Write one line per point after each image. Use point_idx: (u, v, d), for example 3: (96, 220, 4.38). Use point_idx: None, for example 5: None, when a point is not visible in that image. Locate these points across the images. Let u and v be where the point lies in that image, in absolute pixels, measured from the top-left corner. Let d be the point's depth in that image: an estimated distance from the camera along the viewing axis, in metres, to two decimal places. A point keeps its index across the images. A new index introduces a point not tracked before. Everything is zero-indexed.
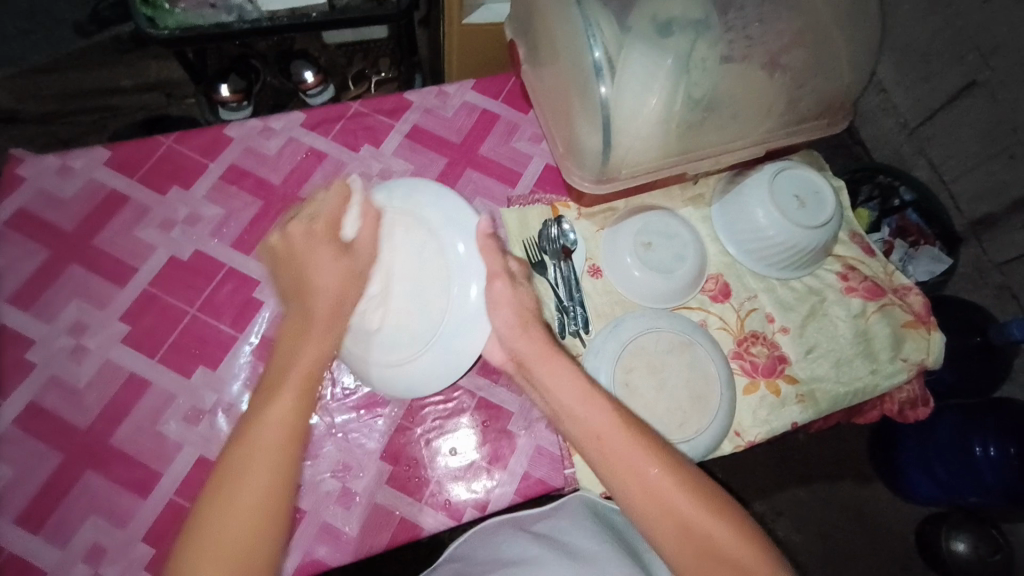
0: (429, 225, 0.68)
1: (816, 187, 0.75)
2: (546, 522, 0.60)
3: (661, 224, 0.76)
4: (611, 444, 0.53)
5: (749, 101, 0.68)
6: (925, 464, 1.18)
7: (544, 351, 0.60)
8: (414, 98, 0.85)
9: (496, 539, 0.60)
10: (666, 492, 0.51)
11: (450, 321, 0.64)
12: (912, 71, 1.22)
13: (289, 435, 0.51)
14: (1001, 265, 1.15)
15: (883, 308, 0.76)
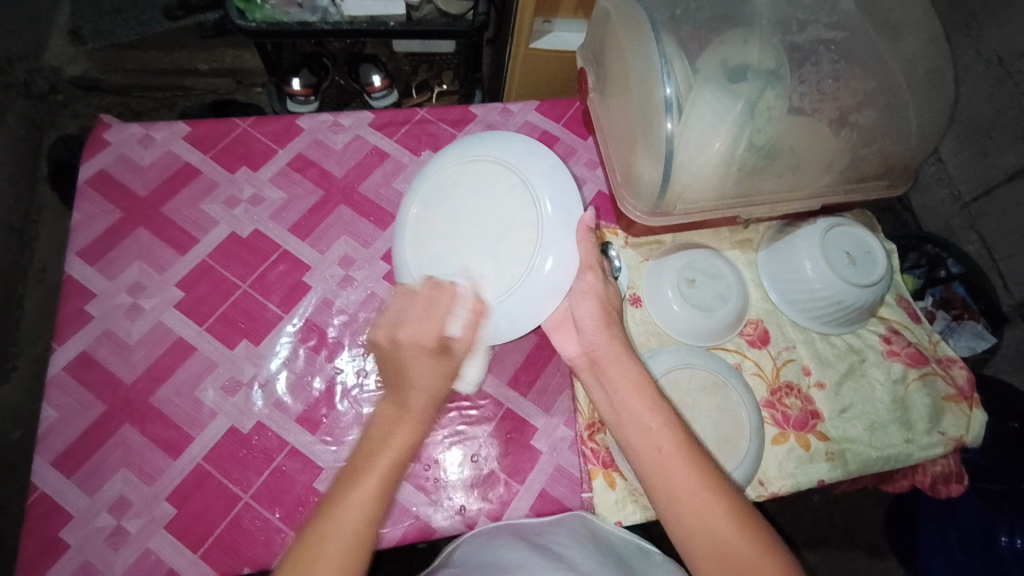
0: (532, 191, 0.66)
1: (869, 246, 0.75)
2: (546, 534, 0.60)
3: (706, 262, 0.76)
4: (663, 458, 0.53)
5: (813, 153, 0.69)
6: (944, 547, 1.14)
7: (618, 353, 0.60)
8: (478, 112, 0.88)
9: (495, 541, 0.59)
10: (712, 522, 0.49)
11: (518, 291, 0.62)
12: (971, 145, 1.21)
13: (389, 480, 0.50)
14: None
15: (925, 376, 0.75)
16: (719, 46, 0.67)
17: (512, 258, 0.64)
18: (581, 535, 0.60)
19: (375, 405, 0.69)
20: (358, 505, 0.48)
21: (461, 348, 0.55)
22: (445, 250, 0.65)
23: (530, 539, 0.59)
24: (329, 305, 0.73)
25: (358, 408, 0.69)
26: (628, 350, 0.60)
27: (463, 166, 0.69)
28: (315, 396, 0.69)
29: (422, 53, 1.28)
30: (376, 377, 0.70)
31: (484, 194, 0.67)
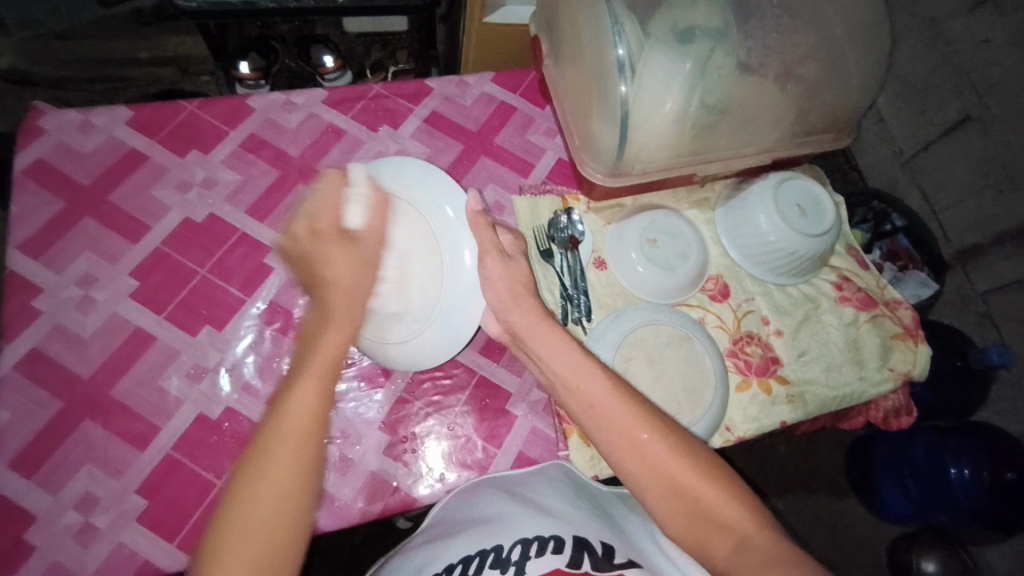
0: (418, 206, 0.71)
1: (817, 198, 0.79)
2: (523, 485, 0.61)
3: (666, 222, 0.78)
4: (605, 415, 0.55)
5: (759, 108, 0.71)
6: (899, 482, 1.30)
7: (539, 323, 0.62)
8: (434, 85, 0.87)
9: (476, 498, 0.61)
10: (651, 453, 0.53)
11: (447, 295, 0.68)
12: (909, 105, 1.29)
13: (321, 391, 0.50)
14: (984, 294, 1.25)
15: (874, 318, 0.79)
16: (668, 8, 0.68)
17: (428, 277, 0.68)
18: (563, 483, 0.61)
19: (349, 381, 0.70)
20: (277, 465, 0.46)
21: (366, 237, 0.62)
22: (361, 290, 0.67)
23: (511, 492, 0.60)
24: (293, 286, 0.72)
25: None
26: (545, 319, 0.63)
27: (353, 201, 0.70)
28: None
29: (374, 32, 1.25)
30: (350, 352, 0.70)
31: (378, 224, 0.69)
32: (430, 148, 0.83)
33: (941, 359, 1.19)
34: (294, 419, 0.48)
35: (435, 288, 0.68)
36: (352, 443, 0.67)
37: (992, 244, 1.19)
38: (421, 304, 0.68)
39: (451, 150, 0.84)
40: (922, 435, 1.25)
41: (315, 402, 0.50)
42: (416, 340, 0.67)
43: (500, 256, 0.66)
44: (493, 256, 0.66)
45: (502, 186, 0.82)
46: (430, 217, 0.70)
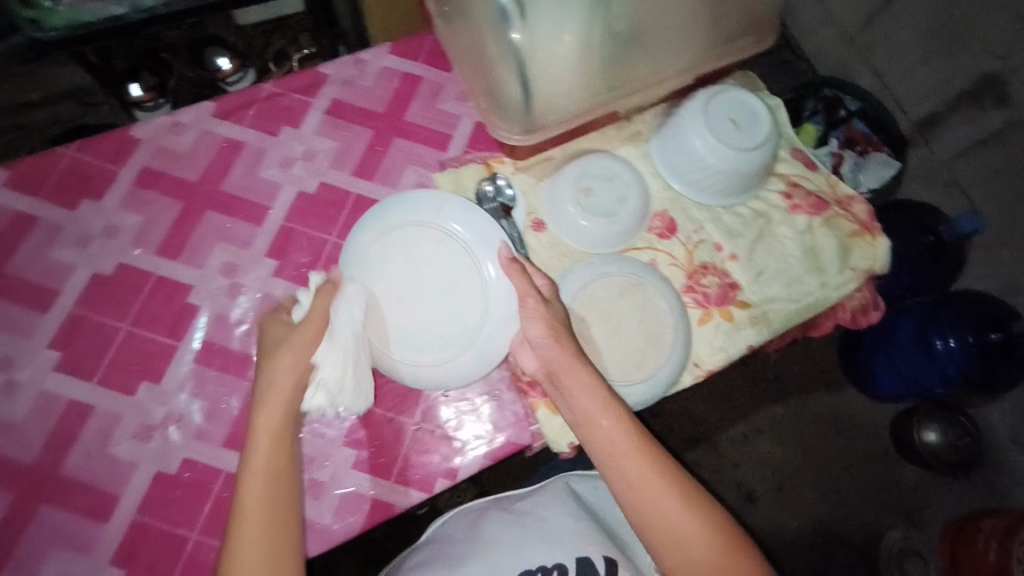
0: (449, 233, 0.66)
1: (753, 108, 0.73)
2: (526, 502, 0.70)
3: (599, 167, 0.74)
4: (625, 464, 0.57)
5: (664, 26, 0.66)
6: (892, 365, 1.31)
7: (574, 361, 0.60)
8: (329, 70, 0.80)
9: (478, 519, 0.68)
10: (664, 503, 0.56)
11: (482, 324, 0.65)
12: None
13: (282, 415, 0.57)
14: (948, 162, 1.25)
15: (829, 221, 0.77)
16: None
17: (463, 303, 0.65)
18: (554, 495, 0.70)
19: None
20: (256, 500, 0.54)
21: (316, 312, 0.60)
22: (403, 325, 0.64)
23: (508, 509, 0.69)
24: (225, 320, 0.69)
25: None
26: (581, 356, 0.60)
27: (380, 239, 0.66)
28: (235, 416, 0.66)
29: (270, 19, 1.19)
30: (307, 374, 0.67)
31: (411, 258, 0.65)
32: (338, 141, 0.77)
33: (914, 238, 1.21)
34: (265, 468, 0.55)
35: (473, 317, 0.65)
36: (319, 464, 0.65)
37: (948, 109, 1.21)
38: (455, 329, 0.65)
39: (360, 139, 0.77)
40: (907, 316, 1.25)
41: (270, 460, 0.55)
42: (451, 365, 0.64)
43: (539, 299, 0.62)
44: (532, 300, 0.62)
45: (423, 166, 0.77)
46: (462, 245, 0.66)
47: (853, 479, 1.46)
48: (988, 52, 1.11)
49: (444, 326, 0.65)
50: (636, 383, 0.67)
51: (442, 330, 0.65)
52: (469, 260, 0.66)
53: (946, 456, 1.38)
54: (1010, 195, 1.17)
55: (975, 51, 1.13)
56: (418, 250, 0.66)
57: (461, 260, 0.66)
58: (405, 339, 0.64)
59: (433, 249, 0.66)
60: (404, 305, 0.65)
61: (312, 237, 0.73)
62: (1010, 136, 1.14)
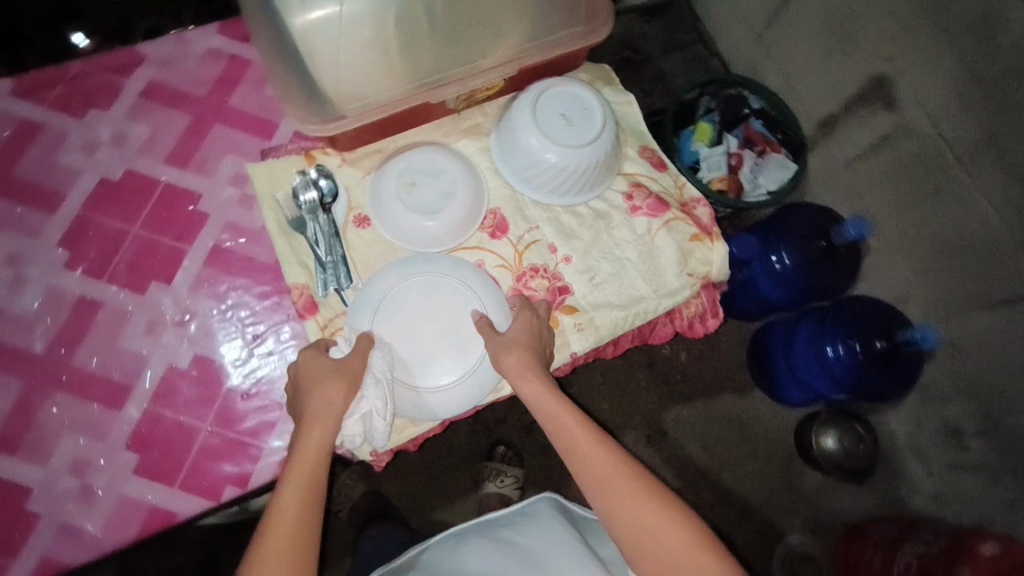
0: (459, 276, 0.67)
1: (586, 103, 0.71)
2: (515, 525, 0.70)
3: (425, 161, 0.70)
4: (597, 469, 0.57)
5: (463, 18, 0.66)
6: (792, 372, 1.31)
7: (531, 377, 0.62)
8: (148, 50, 0.74)
9: (463, 546, 0.69)
10: (634, 503, 0.55)
11: (480, 358, 0.65)
12: None
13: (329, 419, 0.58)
14: (846, 165, 1.23)
15: (668, 223, 0.74)
16: None
17: (469, 340, 0.65)
18: (548, 521, 0.70)
19: (87, 406, 0.64)
20: (290, 496, 0.54)
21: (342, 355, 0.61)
22: (410, 358, 0.64)
23: (497, 536, 0.69)
24: (3, 315, 0.65)
25: (68, 412, 0.63)
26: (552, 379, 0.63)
27: (400, 279, 0.66)
28: (4, 416, 0.62)
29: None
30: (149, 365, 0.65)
31: (425, 299, 0.66)
32: (152, 125, 0.72)
33: (807, 240, 1.17)
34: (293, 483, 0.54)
35: (474, 353, 0.65)
36: (94, 468, 0.62)
37: (844, 112, 1.19)
38: (456, 362, 0.64)
39: (175, 125, 0.72)
40: (804, 325, 1.25)
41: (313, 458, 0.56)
42: (446, 395, 0.64)
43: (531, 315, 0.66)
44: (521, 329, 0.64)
45: (242, 155, 0.72)
46: (467, 285, 0.66)
47: (757, 484, 1.43)
48: (876, 53, 1.07)
49: (447, 359, 0.64)
50: (442, 389, 0.64)
51: (445, 363, 0.64)
52: (471, 300, 0.66)
53: (846, 463, 1.36)
54: (900, 202, 1.13)
55: (869, 51, 1.08)
56: (433, 291, 0.66)
57: (469, 299, 0.66)
58: (410, 373, 0.64)
59: (443, 290, 0.66)
60: (414, 340, 0.64)
61: (112, 227, 0.68)
62: (899, 140, 1.09)
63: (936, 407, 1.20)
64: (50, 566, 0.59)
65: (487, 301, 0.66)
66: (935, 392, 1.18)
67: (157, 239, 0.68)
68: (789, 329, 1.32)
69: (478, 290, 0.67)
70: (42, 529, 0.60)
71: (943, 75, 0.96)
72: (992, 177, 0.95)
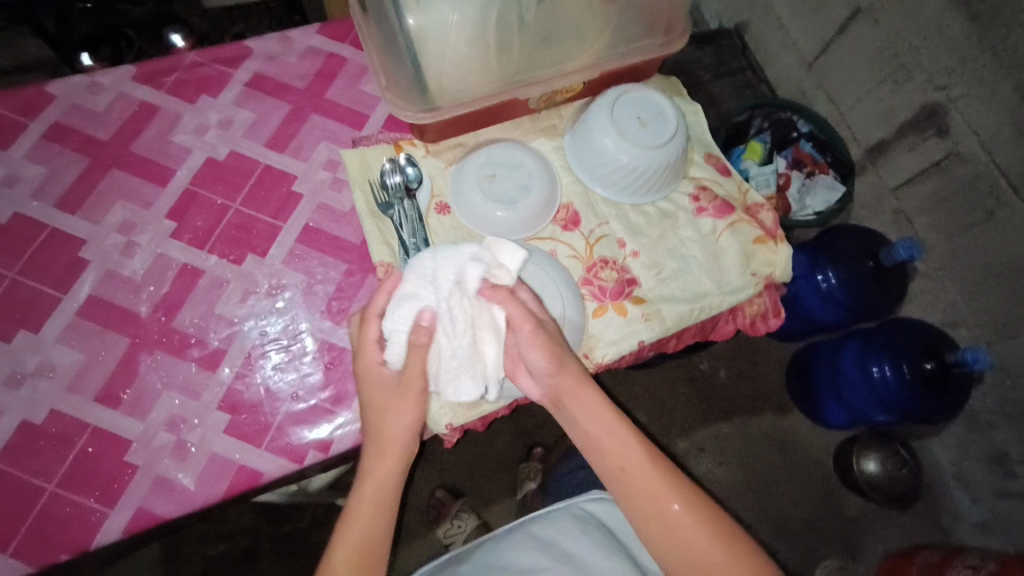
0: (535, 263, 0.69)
1: (659, 108, 0.75)
2: (549, 527, 0.72)
3: (505, 156, 0.75)
4: (640, 483, 0.59)
5: (558, 21, 0.69)
6: (837, 394, 1.31)
7: (577, 384, 0.62)
8: (254, 45, 0.81)
9: (501, 545, 0.70)
10: (679, 528, 0.57)
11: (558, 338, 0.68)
12: (805, 5, 1.31)
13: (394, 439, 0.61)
14: (894, 190, 1.26)
15: (733, 225, 0.77)
16: None
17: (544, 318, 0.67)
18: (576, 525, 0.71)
19: (189, 366, 0.67)
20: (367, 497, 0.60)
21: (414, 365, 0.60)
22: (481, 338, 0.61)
23: (534, 533, 0.70)
24: (114, 277, 0.69)
25: (168, 371, 0.66)
26: (584, 379, 0.63)
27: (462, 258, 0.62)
28: (109, 371, 0.66)
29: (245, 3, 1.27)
30: (244, 330, 0.69)
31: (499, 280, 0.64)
32: (255, 112, 0.78)
33: (854, 263, 1.18)
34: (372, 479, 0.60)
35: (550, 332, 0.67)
36: (188, 426, 0.65)
37: (895, 138, 1.22)
38: None
39: (275, 112, 0.78)
40: (852, 343, 1.27)
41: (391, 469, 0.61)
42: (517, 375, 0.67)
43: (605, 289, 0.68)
44: None
45: (335, 143, 0.78)
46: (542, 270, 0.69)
47: (794, 506, 1.40)
48: (928, 83, 1.10)
49: None
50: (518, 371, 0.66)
51: None
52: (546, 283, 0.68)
53: (886, 486, 1.35)
54: (951, 226, 1.16)
55: (920, 81, 1.11)
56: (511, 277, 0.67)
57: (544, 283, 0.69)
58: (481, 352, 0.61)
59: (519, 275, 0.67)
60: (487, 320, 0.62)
61: (215, 202, 0.73)
62: (952, 167, 1.11)
63: (986, 436, 1.20)
64: (145, 518, 0.61)
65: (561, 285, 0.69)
66: (990, 423, 1.19)
67: (256, 215, 0.73)
68: (836, 344, 1.33)
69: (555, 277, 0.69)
70: (139, 480, 0.63)
71: (997, 105, 1.00)
72: None
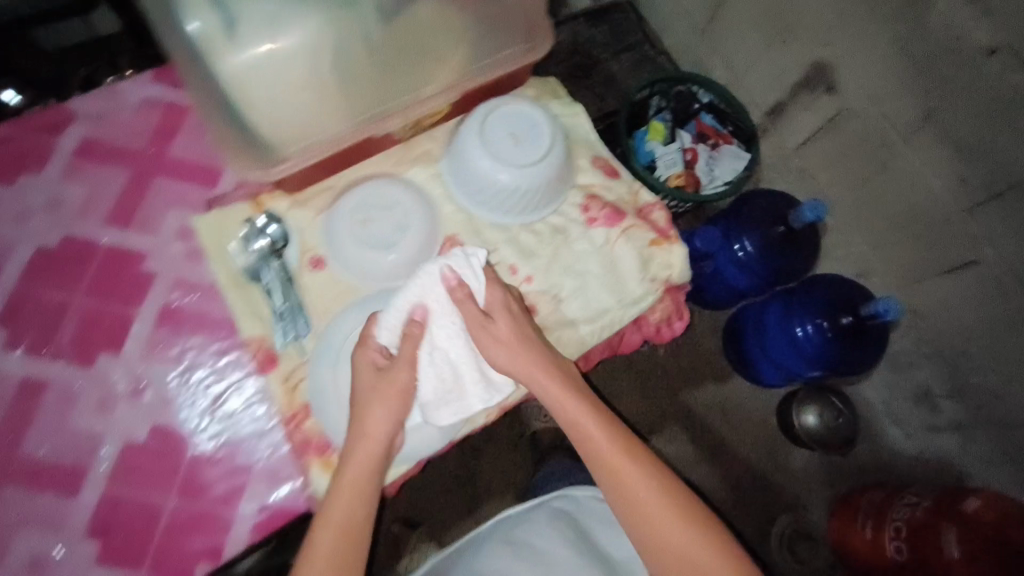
0: None
1: (534, 120, 0.70)
2: (526, 528, 0.68)
3: (376, 196, 0.70)
4: (610, 470, 0.59)
5: (399, 48, 0.65)
6: (768, 356, 1.33)
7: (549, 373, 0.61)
8: (79, 107, 0.72)
9: (480, 549, 0.66)
10: (652, 513, 0.57)
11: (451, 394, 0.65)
12: None
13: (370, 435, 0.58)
14: (796, 149, 1.26)
15: (626, 232, 0.74)
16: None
17: None
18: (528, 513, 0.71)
19: (45, 494, 0.60)
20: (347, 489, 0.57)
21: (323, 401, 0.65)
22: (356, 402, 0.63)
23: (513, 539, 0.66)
24: None
25: (20, 505, 0.60)
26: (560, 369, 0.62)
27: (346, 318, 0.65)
28: None
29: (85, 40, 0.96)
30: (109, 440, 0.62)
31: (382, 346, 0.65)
32: (87, 187, 0.69)
33: (766, 227, 1.20)
34: (352, 476, 0.57)
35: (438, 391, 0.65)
36: (48, 566, 0.59)
37: (791, 97, 1.21)
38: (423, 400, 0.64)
39: (112, 182, 0.70)
40: (773, 304, 1.29)
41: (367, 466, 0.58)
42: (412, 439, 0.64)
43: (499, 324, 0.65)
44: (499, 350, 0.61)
45: (186, 208, 0.70)
46: None
47: (743, 467, 1.43)
48: (812, 40, 1.09)
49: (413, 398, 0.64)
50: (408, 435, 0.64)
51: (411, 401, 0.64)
52: None
53: (828, 437, 1.38)
54: (852, 179, 1.17)
55: (807, 39, 1.11)
56: None
57: None
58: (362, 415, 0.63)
59: None
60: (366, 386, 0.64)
61: (53, 299, 0.65)
62: (845, 122, 1.12)
63: (905, 374, 1.26)
64: None
65: None
66: (909, 364, 1.24)
67: (103, 306, 0.66)
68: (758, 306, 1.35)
69: None
70: None
71: (881, 56, 1.00)
72: (933, 146, 0.99)
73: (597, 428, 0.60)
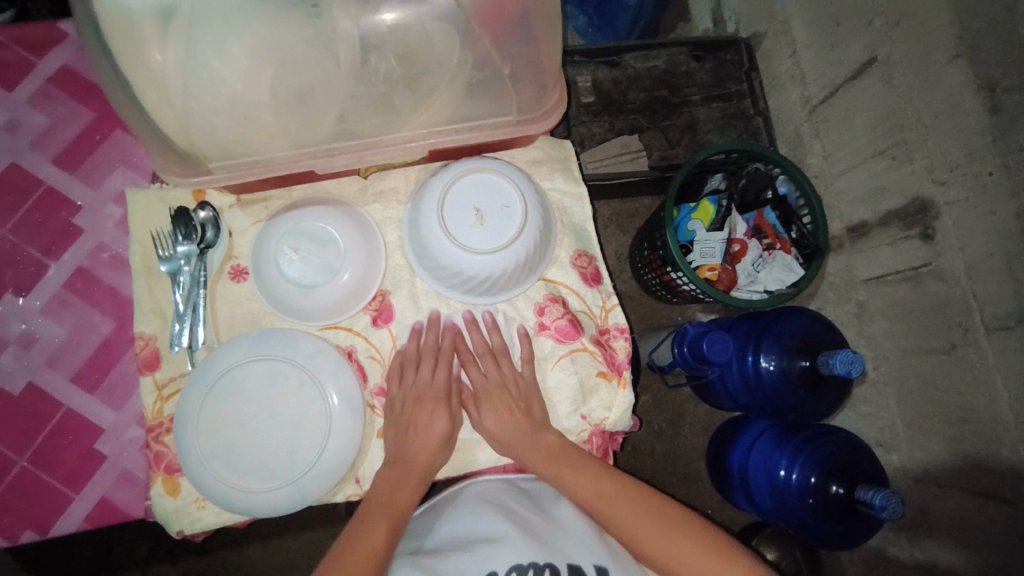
0: (314, 377, 0.60)
1: (507, 199, 0.61)
2: (496, 496, 0.60)
3: (314, 225, 0.62)
4: (614, 509, 0.56)
5: (360, 96, 0.56)
6: (747, 491, 0.98)
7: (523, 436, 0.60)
8: (69, 30, 0.69)
9: (450, 514, 0.60)
10: (667, 550, 0.54)
11: (312, 467, 0.58)
12: (823, 34, 0.99)
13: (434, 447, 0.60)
14: (865, 282, 0.97)
15: (574, 353, 0.65)
16: None
17: (302, 441, 0.59)
18: (494, 485, 0.62)
19: None
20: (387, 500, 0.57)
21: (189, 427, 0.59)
22: (226, 442, 0.58)
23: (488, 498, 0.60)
24: None
25: None
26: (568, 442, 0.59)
27: (246, 357, 0.60)
28: None
29: None
30: None
31: (269, 391, 0.60)
32: (51, 117, 0.67)
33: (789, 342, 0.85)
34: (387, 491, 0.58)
35: (303, 457, 0.58)
36: None
37: (879, 223, 0.92)
38: (282, 462, 0.58)
39: (74, 121, 0.68)
40: (768, 428, 0.95)
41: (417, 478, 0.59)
42: (260, 499, 0.58)
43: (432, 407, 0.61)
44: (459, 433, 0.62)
45: (133, 171, 0.68)
46: (319, 386, 0.60)
47: None
48: (927, 173, 0.80)
49: (274, 456, 0.58)
50: (254, 493, 0.57)
51: (270, 458, 0.58)
52: (315, 410, 0.60)
53: None
54: (909, 344, 0.87)
55: (920, 167, 0.82)
56: (280, 388, 0.60)
57: (313, 405, 0.60)
58: (223, 454, 0.58)
59: (292, 392, 0.60)
60: (239, 429, 0.59)
61: None
62: (926, 281, 0.83)
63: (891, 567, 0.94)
64: None
65: (333, 399, 0.60)
66: None
67: (23, 246, 0.65)
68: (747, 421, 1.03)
69: (334, 400, 0.60)
70: None
71: (989, 230, 0.71)
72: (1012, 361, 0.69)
73: (597, 480, 0.58)
